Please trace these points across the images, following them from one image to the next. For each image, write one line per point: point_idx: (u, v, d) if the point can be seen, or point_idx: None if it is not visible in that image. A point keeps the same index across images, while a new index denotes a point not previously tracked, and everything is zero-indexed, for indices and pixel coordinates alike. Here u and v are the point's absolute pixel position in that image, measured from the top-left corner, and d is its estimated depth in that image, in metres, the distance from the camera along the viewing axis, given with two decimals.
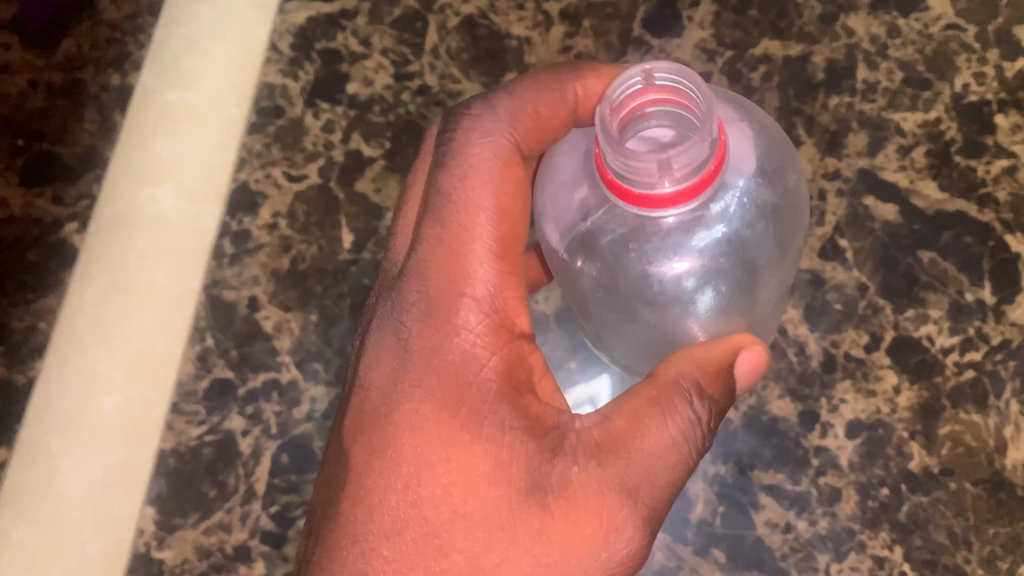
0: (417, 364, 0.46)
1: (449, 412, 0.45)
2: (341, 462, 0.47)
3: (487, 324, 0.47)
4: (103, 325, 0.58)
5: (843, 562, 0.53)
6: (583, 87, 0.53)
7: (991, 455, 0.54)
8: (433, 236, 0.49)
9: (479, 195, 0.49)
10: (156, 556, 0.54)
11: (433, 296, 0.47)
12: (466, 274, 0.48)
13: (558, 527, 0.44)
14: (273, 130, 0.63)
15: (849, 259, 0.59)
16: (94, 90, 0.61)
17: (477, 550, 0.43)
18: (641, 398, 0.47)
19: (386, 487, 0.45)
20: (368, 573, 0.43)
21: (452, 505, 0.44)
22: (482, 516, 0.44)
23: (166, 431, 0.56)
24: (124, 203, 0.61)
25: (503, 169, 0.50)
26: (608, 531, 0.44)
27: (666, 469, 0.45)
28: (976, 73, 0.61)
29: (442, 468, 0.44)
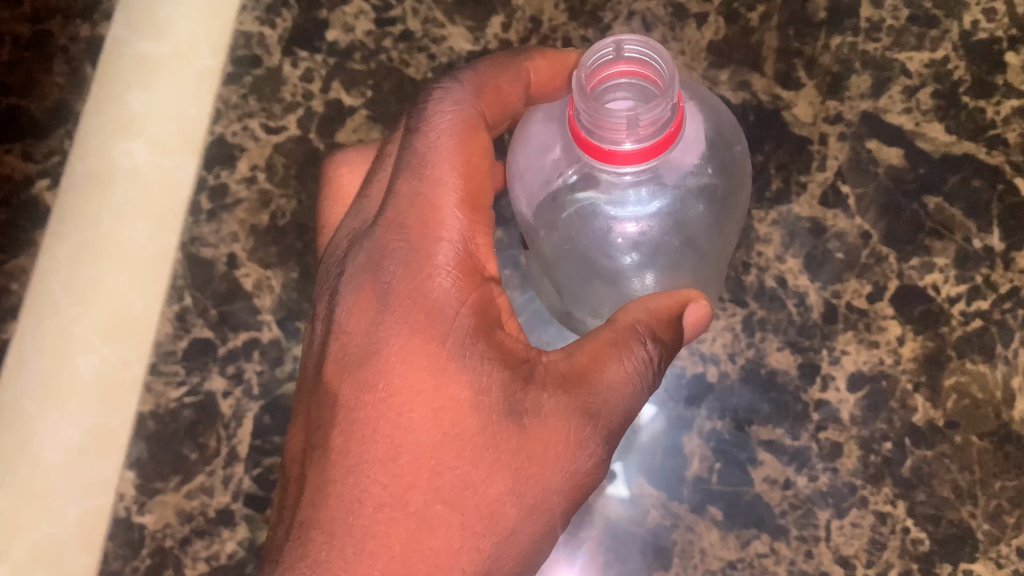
0: (398, 302, 0.44)
1: (431, 342, 0.43)
2: (325, 403, 0.45)
3: (462, 264, 0.45)
4: (76, 284, 0.56)
5: (844, 519, 0.51)
6: (534, 67, 0.51)
7: (998, 407, 0.52)
8: (409, 187, 0.46)
9: (446, 162, 0.47)
10: (136, 521, 0.52)
11: (410, 238, 0.45)
12: (441, 220, 0.46)
13: (539, 447, 0.43)
14: (250, 80, 0.60)
15: (851, 206, 0.56)
16: (62, 41, 0.58)
17: (466, 470, 0.42)
18: (603, 336, 0.46)
19: (374, 419, 0.43)
20: (363, 498, 0.42)
21: (438, 431, 0.42)
22: (467, 439, 0.42)
23: (145, 393, 0.54)
24: (96, 157, 0.59)
25: (464, 136, 0.48)
26: (583, 448, 0.44)
27: (626, 397, 0.45)
28: (985, 9, 0.58)
29: (429, 396, 0.43)
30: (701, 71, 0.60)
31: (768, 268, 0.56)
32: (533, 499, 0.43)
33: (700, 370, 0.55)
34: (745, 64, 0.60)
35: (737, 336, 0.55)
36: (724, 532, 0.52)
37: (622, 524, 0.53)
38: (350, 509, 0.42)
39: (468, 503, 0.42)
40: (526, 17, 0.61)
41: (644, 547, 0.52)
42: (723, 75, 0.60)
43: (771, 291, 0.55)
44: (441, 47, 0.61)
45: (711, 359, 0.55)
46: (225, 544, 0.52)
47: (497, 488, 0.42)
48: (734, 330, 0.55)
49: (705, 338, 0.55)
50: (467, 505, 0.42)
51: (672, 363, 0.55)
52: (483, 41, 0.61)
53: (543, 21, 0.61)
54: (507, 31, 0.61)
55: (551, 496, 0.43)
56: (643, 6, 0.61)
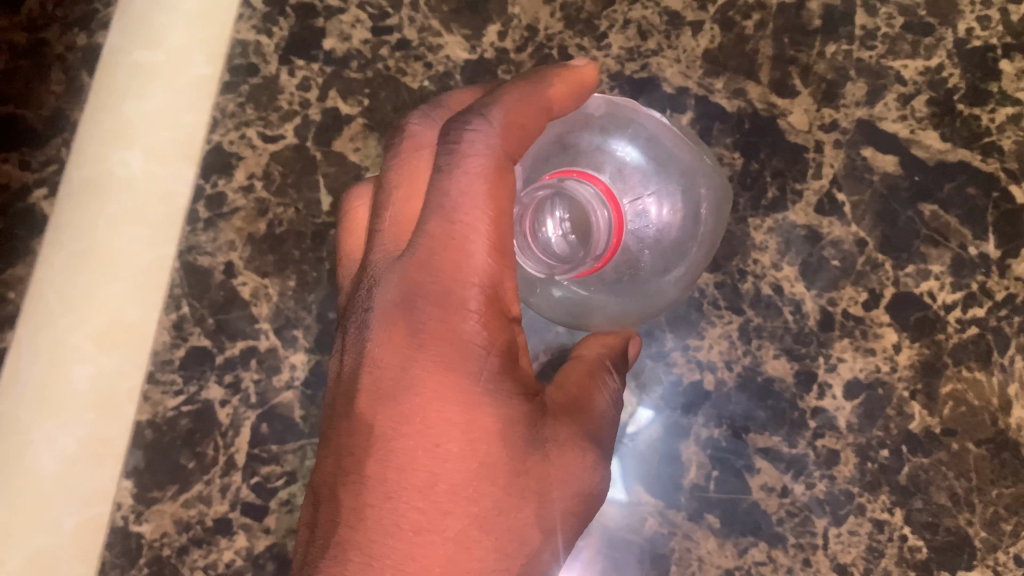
0: (431, 341, 0.43)
1: (464, 373, 0.43)
2: (353, 430, 0.44)
3: (492, 306, 0.44)
4: (71, 292, 0.56)
5: (841, 527, 0.52)
6: (554, 86, 0.49)
7: (995, 414, 0.52)
8: (440, 228, 0.44)
9: (478, 205, 0.44)
10: (134, 530, 0.53)
11: (440, 271, 0.44)
12: (472, 256, 0.44)
13: (555, 472, 0.45)
14: (246, 89, 0.60)
15: (847, 213, 0.57)
16: (60, 51, 0.57)
17: (497, 497, 0.43)
18: (581, 369, 0.50)
19: (412, 450, 0.42)
20: (403, 523, 0.42)
21: (474, 461, 0.43)
22: (500, 468, 0.43)
23: (141, 402, 0.55)
24: (92, 166, 0.58)
25: (496, 171, 0.44)
26: (590, 472, 0.47)
27: (613, 427, 0.49)
28: (980, 17, 0.58)
29: (463, 428, 0.43)
30: (696, 78, 0.60)
31: (765, 275, 0.55)
32: (550, 520, 0.45)
33: (697, 377, 0.55)
34: (739, 72, 0.60)
35: (733, 343, 0.55)
36: (721, 540, 0.52)
37: (618, 531, 0.53)
38: (391, 534, 0.42)
39: (501, 527, 0.43)
40: (521, 26, 0.62)
41: (641, 555, 0.52)
42: (718, 82, 0.60)
43: (767, 298, 0.55)
44: (437, 56, 0.62)
45: (707, 367, 0.54)
46: (222, 553, 0.53)
47: (524, 512, 0.44)
48: (730, 337, 0.55)
49: (702, 346, 0.55)
50: (500, 529, 0.43)
51: (669, 370, 0.55)
52: (479, 49, 0.61)
53: (538, 29, 0.61)
54: (503, 39, 0.61)
55: (563, 518, 0.45)
56: (639, 14, 0.61)
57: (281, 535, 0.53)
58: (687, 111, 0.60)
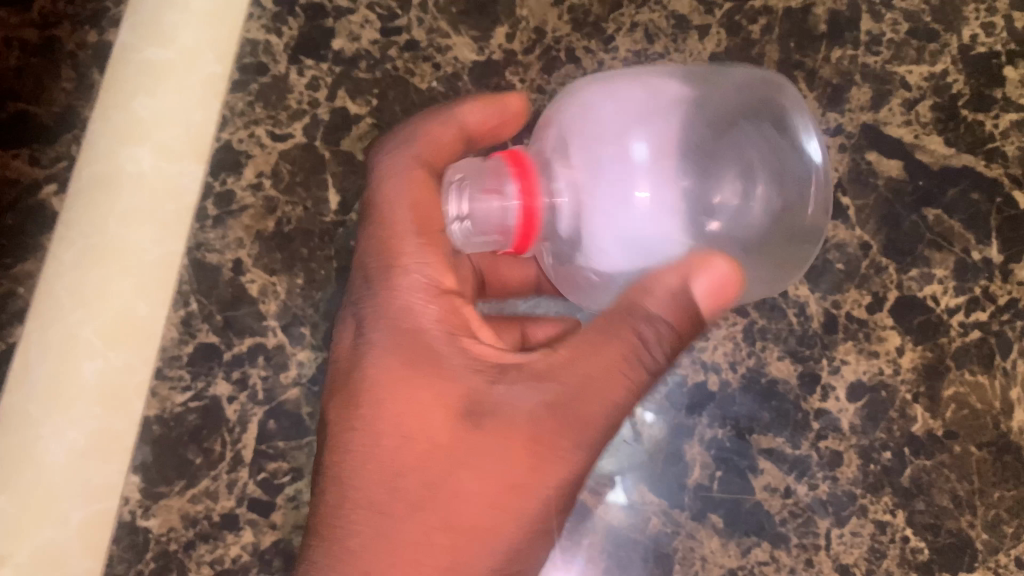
0: (372, 329, 0.49)
1: (413, 354, 0.47)
2: (327, 426, 0.49)
3: (421, 290, 0.49)
4: (81, 287, 0.56)
5: (843, 527, 0.52)
6: (470, 110, 0.54)
7: (997, 417, 0.53)
8: (371, 233, 0.51)
9: (399, 209, 0.50)
10: (141, 525, 0.53)
11: (381, 266, 0.50)
12: (402, 248, 0.50)
13: (510, 438, 0.45)
14: (256, 88, 0.61)
15: (851, 217, 0.57)
16: (70, 48, 0.57)
17: (444, 468, 0.45)
18: (605, 333, 0.46)
19: (357, 432, 0.47)
20: (351, 501, 0.46)
21: (427, 436, 0.46)
22: (455, 442, 0.45)
23: (150, 398, 0.55)
24: (102, 163, 0.58)
25: (413, 185, 0.51)
26: (568, 445, 0.45)
27: (602, 392, 0.45)
28: (985, 23, 0.59)
29: (400, 405, 0.46)
30: None
31: None
32: (511, 487, 0.44)
33: (702, 378, 0.55)
34: None
35: (738, 345, 0.55)
36: (725, 539, 0.52)
37: (622, 530, 0.53)
38: (341, 511, 0.46)
39: (464, 499, 0.45)
40: (530, 28, 0.62)
41: (644, 554, 0.53)
42: None
43: (772, 301, 0.55)
44: (446, 57, 0.62)
45: (712, 368, 0.55)
46: (229, 549, 0.53)
47: (486, 485, 0.45)
48: (735, 338, 0.55)
49: (707, 347, 0.55)
50: (461, 502, 0.45)
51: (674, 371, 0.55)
52: (487, 51, 0.62)
53: (546, 32, 0.62)
54: (511, 41, 0.62)
55: (528, 485, 0.45)
56: (646, 18, 0.62)
57: (288, 530, 0.53)
58: None
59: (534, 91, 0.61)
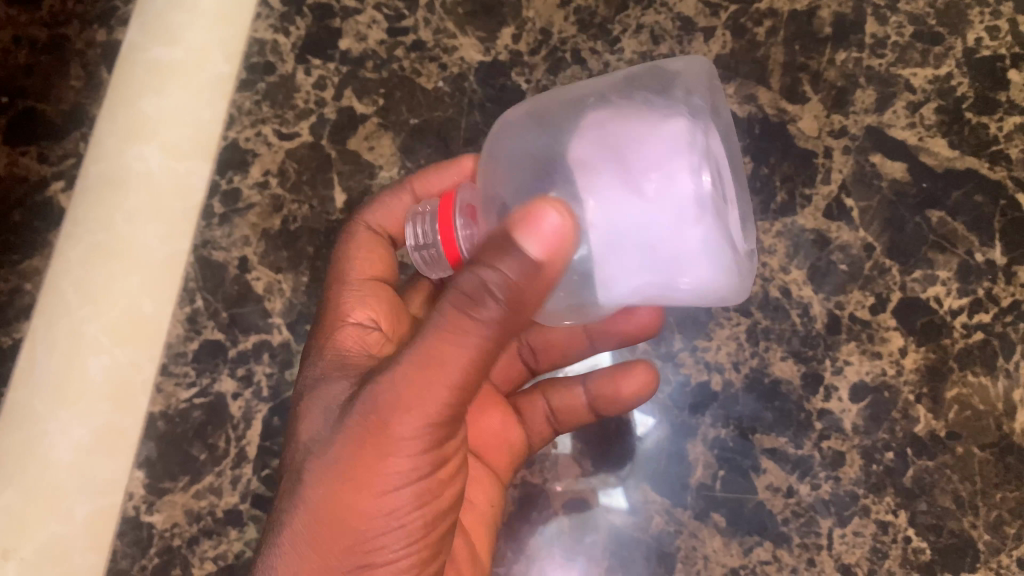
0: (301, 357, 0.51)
1: (315, 353, 0.50)
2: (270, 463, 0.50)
3: (343, 315, 0.52)
4: (89, 284, 0.56)
5: (845, 527, 0.52)
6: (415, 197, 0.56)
7: (999, 419, 0.53)
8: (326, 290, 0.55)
9: (347, 268, 0.55)
10: (145, 520, 0.53)
11: (317, 314, 0.53)
12: (339, 290, 0.54)
13: (363, 402, 0.42)
14: (263, 87, 0.61)
15: (855, 218, 0.57)
16: (79, 46, 0.57)
17: (326, 452, 0.43)
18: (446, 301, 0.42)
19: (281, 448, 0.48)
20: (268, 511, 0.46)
21: (309, 422, 0.46)
22: (320, 424, 0.45)
23: (155, 394, 0.55)
24: (110, 162, 0.58)
25: (363, 253, 0.55)
26: (395, 406, 0.41)
27: (440, 336, 0.41)
28: (989, 26, 0.59)
29: (300, 411, 0.47)
30: None
31: (773, 279, 0.56)
32: (372, 448, 0.42)
33: (706, 378, 0.55)
34: (750, 78, 0.61)
35: (741, 345, 0.55)
36: (727, 539, 0.53)
37: (625, 530, 0.53)
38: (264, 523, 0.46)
39: (319, 477, 0.43)
40: (536, 30, 0.62)
41: (647, 553, 0.53)
42: (729, 88, 0.61)
43: (775, 301, 0.56)
44: (453, 58, 0.62)
45: (715, 367, 0.55)
46: (232, 545, 0.53)
47: (342, 458, 0.43)
48: (738, 339, 0.55)
49: (710, 347, 0.56)
50: (319, 480, 0.43)
51: (677, 371, 0.56)
52: (494, 52, 0.62)
53: (552, 33, 0.62)
54: (517, 42, 0.62)
55: (390, 439, 0.42)
56: (652, 20, 0.62)
57: None
58: None
59: (539, 91, 0.61)
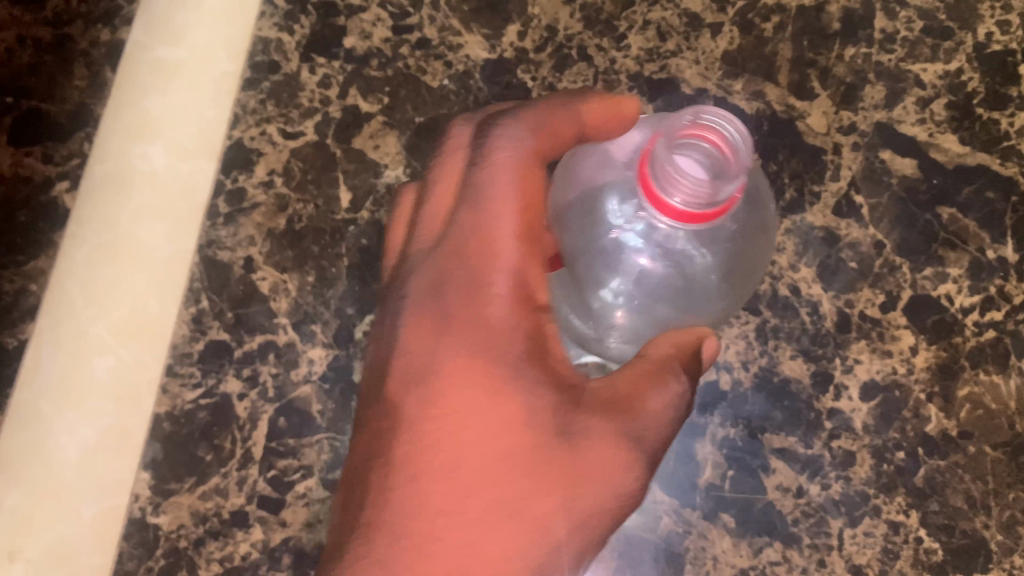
0: (449, 337, 0.42)
1: (484, 363, 0.41)
2: (371, 438, 0.42)
3: (519, 299, 0.43)
4: (94, 285, 0.56)
5: (857, 528, 0.52)
6: (589, 108, 0.48)
7: (1012, 418, 0.52)
8: (469, 237, 0.44)
9: (501, 209, 0.43)
10: (151, 522, 0.53)
11: (461, 288, 0.43)
12: (507, 257, 0.43)
13: (594, 450, 0.42)
14: (267, 86, 0.61)
15: (865, 216, 0.57)
16: (83, 46, 0.56)
17: (529, 481, 0.40)
18: (641, 372, 0.45)
19: (427, 438, 0.40)
20: (423, 512, 0.39)
21: (473, 461, 0.40)
22: (495, 471, 0.40)
23: (160, 395, 0.55)
24: (113, 161, 0.58)
25: (529, 175, 0.44)
26: (607, 488, 0.42)
27: (665, 429, 0.44)
28: (999, 22, 0.58)
29: (473, 408, 0.41)
30: (715, 80, 0.60)
31: (782, 276, 0.55)
32: (586, 499, 0.41)
33: (714, 377, 0.54)
34: (758, 74, 0.60)
35: (750, 344, 0.54)
36: (736, 539, 0.52)
37: (633, 529, 0.52)
38: (407, 524, 0.39)
39: (489, 547, 0.39)
40: (541, 27, 0.62)
41: (656, 554, 0.52)
42: (737, 84, 0.60)
43: (784, 299, 0.55)
44: (457, 55, 0.62)
45: (724, 366, 0.54)
46: (238, 546, 0.53)
47: (553, 495, 0.41)
48: (747, 337, 0.54)
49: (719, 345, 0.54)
50: (485, 548, 0.39)
51: None
52: (499, 49, 0.62)
53: (558, 30, 0.62)
54: (522, 40, 0.62)
55: (606, 493, 0.41)
56: (659, 16, 0.61)
57: (297, 528, 0.53)
58: None
59: (545, 88, 0.61)
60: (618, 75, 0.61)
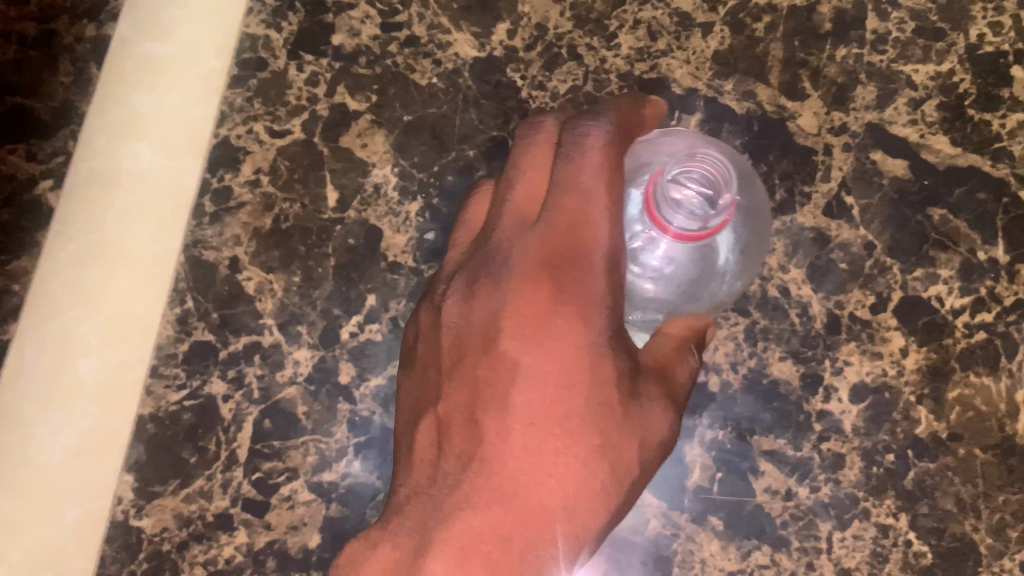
0: (551, 307, 0.41)
1: (574, 329, 0.41)
2: (462, 400, 0.41)
3: (615, 279, 0.43)
4: (80, 284, 0.54)
5: (846, 531, 0.51)
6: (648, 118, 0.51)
7: (1002, 420, 0.52)
8: (568, 213, 0.43)
9: (602, 190, 0.44)
10: (135, 525, 0.53)
11: (558, 245, 0.43)
12: (598, 235, 0.43)
13: (652, 427, 0.42)
14: (255, 83, 0.60)
15: (855, 217, 0.56)
16: (69, 41, 0.53)
17: (610, 454, 0.40)
18: (672, 346, 0.47)
19: (526, 403, 0.39)
20: (519, 472, 0.38)
21: (569, 427, 0.39)
22: (587, 413, 0.40)
23: (145, 396, 0.54)
24: (100, 158, 0.55)
25: (615, 164, 0.45)
26: (660, 446, 0.43)
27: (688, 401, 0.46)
28: (992, 22, 0.58)
29: (574, 379, 0.40)
30: (706, 80, 0.60)
31: (772, 277, 0.55)
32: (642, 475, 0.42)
33: (703, 379, 0.53)
34: (749, 74, 0.60)
35: (739, 345, 0.54)
36: (725, 542, 0.52)
37: (621, 534, 0.51)
38: (504, 481, 0.38)
39: (581, 479, 0.39)
40: (531, 25, 0.61)
41: (644, 558, 0.51)
42: (728, 84, 0.60)
43: (774, 300, 0.54)
44: (447, 54, 0.61)
45: (713, 368, 0.53)
46: (222, 549, 0.53)
47: (624, 468, 0.41)
48: (735, 339, 0.54)
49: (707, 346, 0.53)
50: (579, 479, 0.39)
51: None
52: (488, 48, 0.61)
53: (548, 28, 0.61)
54: (512, 38, 0.61)
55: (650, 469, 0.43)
56: (649, 15, 0.61)
57: (282, 531, 0.53)
58: (697, 112, 0.59)
59: (534, 88, 0.61)
60: (608, 75, 0.60)
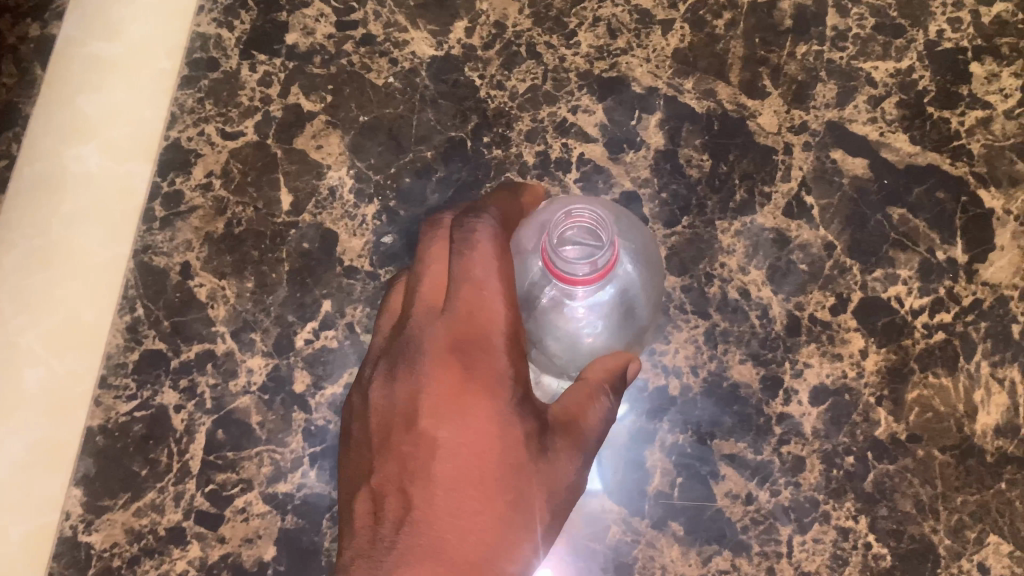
0: (460, 391, 0.41)
1: (484, 411, 0.41)
2: (385, 477, 0.41)
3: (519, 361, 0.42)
4: (24, 293, 0.54)
5: (806, 534, 0.51)
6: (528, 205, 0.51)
7: (960, 420, 0.52)
8: (468, 303, 0.43)
9: (499, 279, 0.43)
10: (83, 540, 0.51)
11: (463, 332, 0.42)
12: (498, 321, 0.42)
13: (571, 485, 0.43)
14: (206, 84, 0.59)
15: (815, 217, 0.56)
16: (12, 42, 0.57)
17: (528, 516, 0.41)
18: (579, 392, 0.45)
19: (445, 479, 0.40)
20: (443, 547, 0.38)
21: (488, 498, 0.40)
22: (501, 477, 0.40)
23: (93, 407, 0.53)
24: (45, 163, 0.57)
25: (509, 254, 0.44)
26: (572, 502, 0.43)
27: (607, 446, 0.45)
28: (951, 19, 0.58)
29: (489, 453, 0.40)
30: (666, 79, 0.59)
31: (732, 280, 0.55)
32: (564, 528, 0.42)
33: (663, 383, 0.53)
34: (710, 72, 0.59)
35: (699, 347, 0.54)
36: (685, 547, 0.51)
37: (581, 538, 0.51)
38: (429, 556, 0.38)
39: (502, 542, 0.39)
40: (490, 23, 0.60)
41: (604, 564, 0.51)
42: (688, 83, 0.59)
43: (734, 302, 0.54)
44: (403, 53, 0.60)
45: (673, 372, 0.53)
46: (175, 564, 0.51)
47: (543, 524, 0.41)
48: (695, 341, 0.54)
49: (667, 350, 0.54)
50: (500, 540, 0.39)
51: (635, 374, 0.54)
52: (446, 46, 0.60)
53: (507, 26, 0.60)
54: (470, 36, 0.60)
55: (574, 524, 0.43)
56: (609, 12, 0.60)
57: (235, 544, 0.52)
58: (657, 112, 0.59)
59: (493, 87, 0.59)
60: (567, 74, 0.59)
